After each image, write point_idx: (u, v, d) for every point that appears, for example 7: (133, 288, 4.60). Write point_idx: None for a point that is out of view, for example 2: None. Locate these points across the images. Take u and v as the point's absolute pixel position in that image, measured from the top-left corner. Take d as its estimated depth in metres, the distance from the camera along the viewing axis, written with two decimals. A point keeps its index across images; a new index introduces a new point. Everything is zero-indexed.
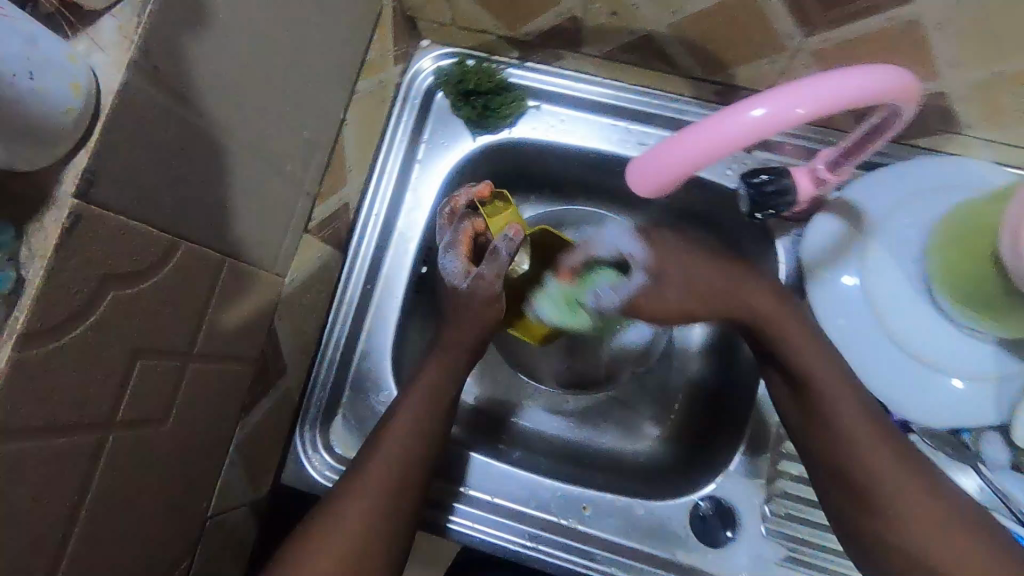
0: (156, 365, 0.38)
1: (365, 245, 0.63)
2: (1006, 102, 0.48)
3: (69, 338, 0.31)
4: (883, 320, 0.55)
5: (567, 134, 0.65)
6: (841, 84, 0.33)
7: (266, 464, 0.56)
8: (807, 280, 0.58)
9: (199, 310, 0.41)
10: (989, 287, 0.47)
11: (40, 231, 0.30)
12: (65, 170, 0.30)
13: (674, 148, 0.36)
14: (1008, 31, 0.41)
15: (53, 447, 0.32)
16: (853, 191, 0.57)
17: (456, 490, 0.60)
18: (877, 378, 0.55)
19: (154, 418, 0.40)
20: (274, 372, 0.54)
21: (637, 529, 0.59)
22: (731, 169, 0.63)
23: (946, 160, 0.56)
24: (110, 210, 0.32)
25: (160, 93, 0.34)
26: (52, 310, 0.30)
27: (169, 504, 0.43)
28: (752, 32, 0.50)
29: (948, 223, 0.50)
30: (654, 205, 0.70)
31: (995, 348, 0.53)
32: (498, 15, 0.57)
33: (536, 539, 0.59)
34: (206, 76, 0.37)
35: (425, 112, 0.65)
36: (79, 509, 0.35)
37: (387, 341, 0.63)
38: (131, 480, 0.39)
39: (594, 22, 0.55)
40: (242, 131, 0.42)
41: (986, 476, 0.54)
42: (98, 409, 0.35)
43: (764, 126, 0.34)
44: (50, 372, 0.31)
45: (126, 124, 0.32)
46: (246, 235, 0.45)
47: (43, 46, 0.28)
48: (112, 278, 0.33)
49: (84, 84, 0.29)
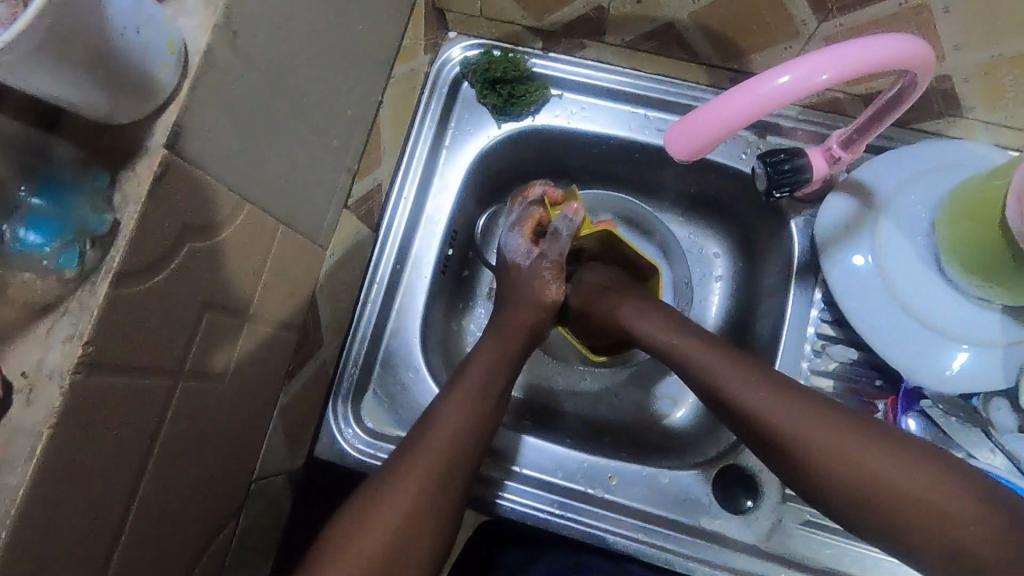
0: (218, 320, 0.40)
1: (395, 227, 0.65)
2: (1006, 84, 0.52)
3: (154, 281, 0.34)
4: (895, 292, 0.57)
5: (588, 121, 0.67)
6: (858, 53, 0.37)
7: (303, 433, 0.58)
8: (822, 257, 0.60)
9: (254, 272, 0.43)
10: (996, 255, 0.50)
11: (133, 178, 0.32)
12: (157, 123, 0.33)
13: (710, 113, 0.39)
14: (1009, 13, 0.45)
15: (135, 387, 0.34)
16: (863, 172, 0.60)
17: (485, 462, 0.62)
18: (889, 349, 0.57)
19: (213, 372, 0.42)
20: (312, 343, 0.56)
21: (662, 497, 0.61)
22: (746, 153, 0.65)
23: (949, 142, 0.60)
24: (191, 164, 0.35)
25: (234, 59, 0.36)
26: (141, 254, 0.32)
27: (220, 460, 0.45)
28: (769, 19, 0.53)
29: (955, 197, 0.54)
30: (669, 190, 0.73)
31: (1001, 316, 0.56)
32: (526, 6, 0.60)
33: (564, 507, 0.61)
34: (271, 48, 0.40)
35: (451, 100, 0.67)
36: (151, 451, 0.37)
37: (416, 320, 0.64)
38: (191, 431, 0.41)
39: (617, 11, 0.58)
40: (296, 104, 0.45)
41: (997, 439, 0.56)
42: (170, 356, 0.37)
43: (791, 92, 0.37)
44: (138, 312, 0.33)
45: (207, 85, 0.34)
46: (294, 205, 0.48)
47: (147, 6, 0.30)
48: (190, 229, 0.35)
49: (176, 43, 0.32)
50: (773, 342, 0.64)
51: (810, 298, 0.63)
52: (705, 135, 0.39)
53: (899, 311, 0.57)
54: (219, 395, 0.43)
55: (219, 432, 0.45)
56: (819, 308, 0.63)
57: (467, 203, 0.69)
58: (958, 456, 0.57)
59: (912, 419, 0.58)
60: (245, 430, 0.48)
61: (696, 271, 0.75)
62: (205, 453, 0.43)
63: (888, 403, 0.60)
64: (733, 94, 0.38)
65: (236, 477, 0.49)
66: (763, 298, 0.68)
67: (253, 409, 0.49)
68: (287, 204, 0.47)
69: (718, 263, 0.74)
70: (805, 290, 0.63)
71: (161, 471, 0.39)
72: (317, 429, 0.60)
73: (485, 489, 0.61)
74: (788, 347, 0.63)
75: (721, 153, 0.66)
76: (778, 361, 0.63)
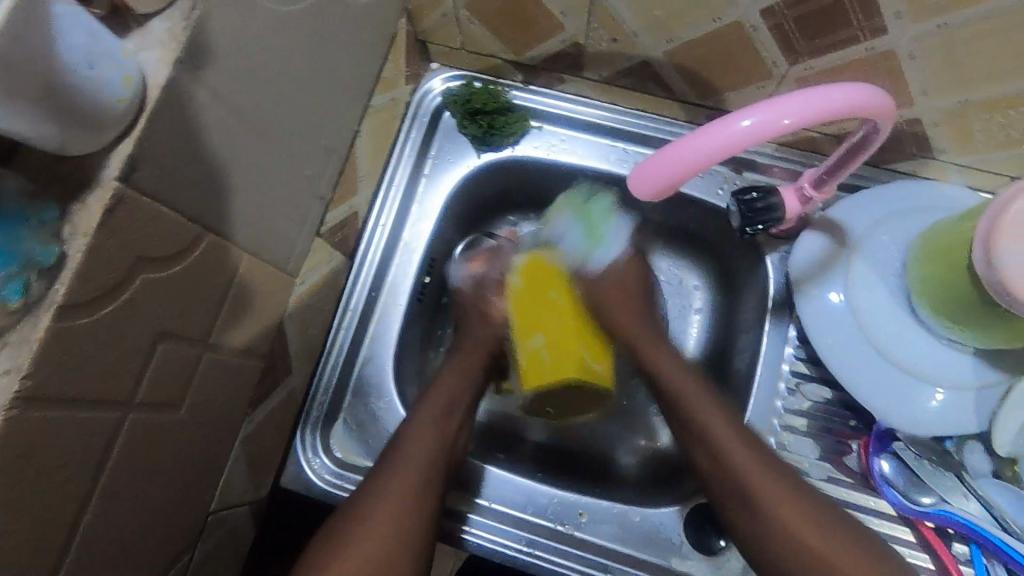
0: (175, 350, 0.40)
1: (371, 255, 0.65)
2: (974, 128, 0.52)
3: (103, 313, 0.33)
4: (868, 332, 0.57)
5: (567, 153, 0.68)
6: (821, 99, 0.37)
7: (268, 462, 0.57)
8: (796, 294, 0.60)
9: (216, 303, 0.43)
10: (967, 299, 0.49)
11: (83, 210, 0.32)
12: (111, 156, 0.33)
13: (674, 156, 0.39)
14: (970, 60, 0.45)
15: (78, 421, 0.34)
16: (837, 210, 0.60)
17: (455, 496, 0.61)
18: (864, 389, 0.57)
19: (169, 402, 0.41)
20: (281, 371, 0.56)
21: (633, 536, 0.59)
22: (723, 188, 0.66)
23: (922, 183, 0.60)
24: (148, 196, 0.34)
25: (197, 90, 0.36)
26: (89, 286, 0.32)
27: (173, 490, 0.45)
28: (743, 60, 0.54)
29: (924, 240, 0.54)
30: (649, 224, 0.73)
31: (972, 359, 0.55)
32: (505, 40, 0.61)
33: (533, 545, 0.59)
34: (235, 81, 0.40)
35: (432, 129, 0.68)
36: (96, 484, 0.37)
37: (389, 349, 0.64)
38: (142, 460, 0.40)
39: (595, 48, 0.59)
40: (264, 135, 0.45)
41: (970, 484, 0.56)
42: (120, 388, 0.36)
43: (754, 135, 0.37)
44: (84, 344, 0.33)
45: (166, 118, 0.35)
46: (259, 232, 0.47)
47: (103, 41, 0.31)
48: (143, 260, 0.35)
49: (134, 77, 0.32)
50: (749, 380, 0.63)
51: (785, 335, 0.63)
52: (668, 176, 0.39)
53: (870, 350, 0.57)
54: (175, 426, 0.43)
55: (174, 464, 0.44)
56: (794, 345, 0.62)
57: (445, 232, 0.69)
58: (930, 500, 0.56)
59: (885, 460, 0.58)
60: (203, 460, 0.48)
61: (675, 303, 0.74)
62: (158, 485, 0.43)
63: (861, 443, 0.60)
64: (696, 136, 0.38)
65: (193, 510, 0.48)
66: (740, 332, 0.68)
67: (214, 438, 0.48)
68: (254, 233, 0.47)
69: (697, 294, 0.74)
70: (780, 327, 0.63)
71: (108, 504, 0.38)
72: (283, 458, 0.59)
73: (451, 522, 0.60)
74: (762, 384, 0.62)
75: (698, 187, 0.66)
76: (753, 394, 0.62)
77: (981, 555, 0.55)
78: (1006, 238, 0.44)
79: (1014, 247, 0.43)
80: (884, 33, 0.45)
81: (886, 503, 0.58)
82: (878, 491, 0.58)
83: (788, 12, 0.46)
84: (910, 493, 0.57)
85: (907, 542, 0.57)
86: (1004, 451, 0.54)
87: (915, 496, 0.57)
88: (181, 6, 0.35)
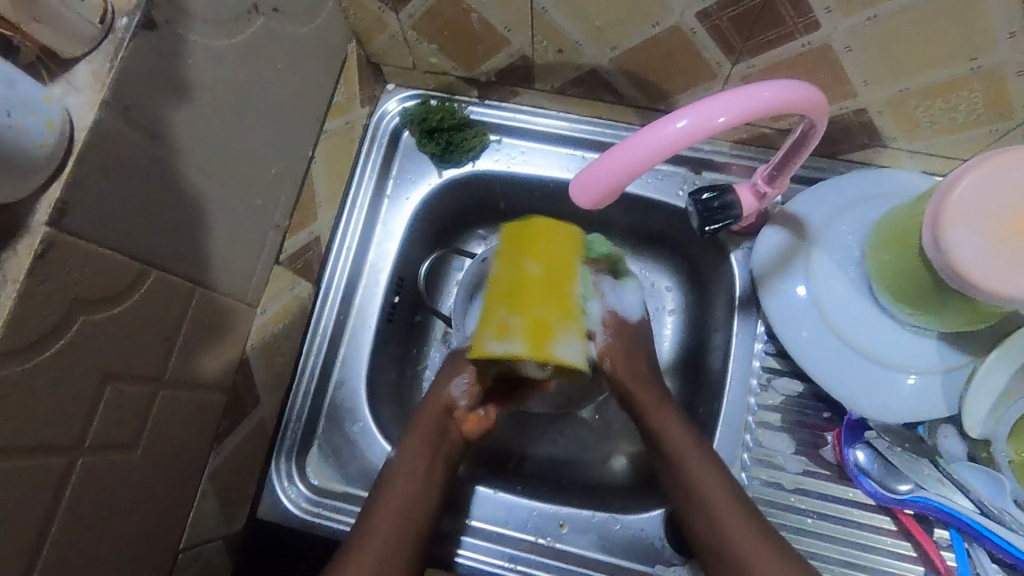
0: (126, 389, 0.40)
1: (337, 278, 0.65)
2: (920, 115, 0.53)
3: (41, 359, 0.33)
4: (833, 323, 0.57)
5: (528, 164, 0.68)
6: (756, 95, 0.38)
7: (241, 494, 0.56)
8: (762, 290, 0.60)
9: (169, 337, 0.43)
10: (923, 283, 0.49)
11: (13, 256, 0.32)
12: (41, 201, 0.33)
13: (615, 160, 0.39)
14: (902, 47, 0.46)
15: (24, 467, 0.34)
16: (796, 204, 0.60)
17: (491, 532, 0.60)
18: (834, 380, 0.57)
19: (126, 439, 0.41)
20: (247, 402, 0.55)
21: (615, 544, 0.59)
22: (683, 189, 0.66)
23: (878, 172, 0.60)
24: (82, 239, 0.34)
25: (133, 131, 0.37)
26: (24, 333, 0.32)
27: (140, 525, 0.44)
28: (687, 62, 0.54)
29: (880, 227, 0.54)
30: (617, 230, 0.73)
31: (938, 344, 0.55)
32: (454, 57, 0.62)
33: (514, 560, 0.59)
34: (176, 120, 0.40)
35: (392, 150, 0.68)
36: (49, 529, 0.36)
37: (361, 371, 0.64)
38: (98, 500, 0.40)
39: (542, 60, 0.59)
40: (212, 167, 0.45)
41: (944, 467, 0.56)
42: (68, 431, 0.36)
43: (690, 134, 0.38)
44: (26, 387, 0.33)
45: (99, 159, 0.35)
46: (213, 264, 0.47)
47: (21, 89, 0.31)
48: (82, 302, 0.35)
49: (58, 122, 0.32)
50: (722, 379, 0.63)
51: (754, 330, 0.63)
52: (610, 179, 0.39)
53: (837, 341, 0.57)
54: (132, 467, 0.42)
55: (136, 505, 0.44)
56: (763, 340, 0.63)
57: (411, 253, 0.69)
58: (908, 487, 0.56)
59: (860, 450, 0.58)
60: (168, 500, 0.47)
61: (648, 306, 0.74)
62: (117, 527, 0.42)
63: (835, 434, 0.59)
64: (636, 139, 0.38)
65: (159, 551, 0.47)
66: (713, 331, 0.67)
67: (179, 476, 0.48)
68: (206, 265, 0.46)
69: (669, 296, 0.73)
70: (748, 322, 0.63)
71: (64, 550, 0.38)
72: (259, 487, 0.59)
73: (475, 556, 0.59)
74: (734, 381, 0.62)
75: (658, 190, 0.67)
76: (726, 394, 0.62)
77: (961, 540, 0.55)
78: (953, 220, 0.44)
79: (960, 230, 0.44)
80: (817, 28, 0.46)
81: (863, 493, 0.58)
82: (854, 481, 0.58)
83: (723, 13, 0.47)
84: (886, 481, 0.56)
85: (887, 531, 0.57)
86: (976, 434, 0.54)
87: (892, 484, 0.56)
88: (107, 49, 0.35)
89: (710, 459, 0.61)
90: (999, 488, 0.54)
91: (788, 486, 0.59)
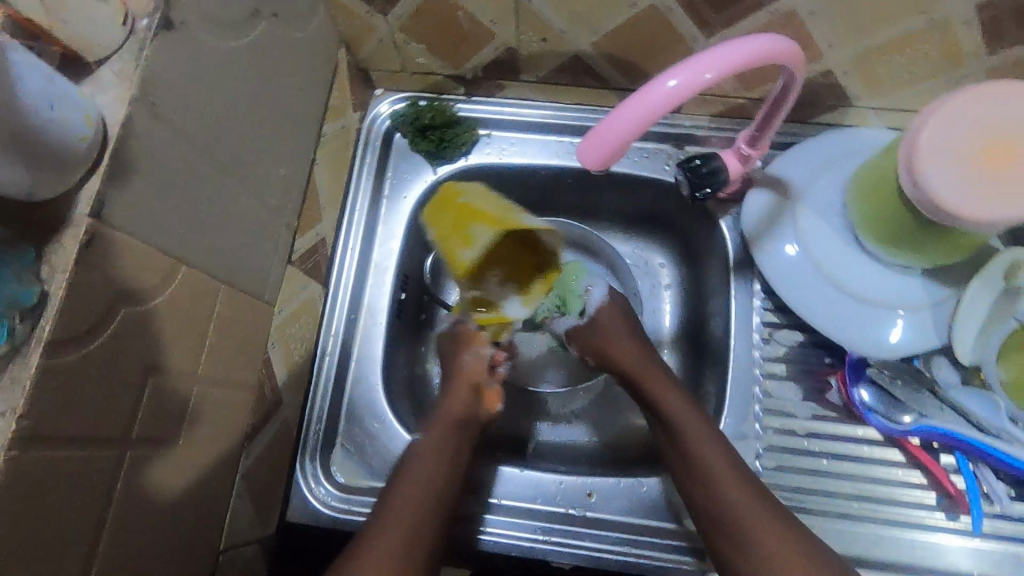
0: (165, 384, 0.40)
1: (345, 279, 0.66)
2: (882, 71, 0.57)
3: (89, 350, 0.34)
4: (824, 271, 0.61)
5: (518, 154, 0.71)
6: (734, 51, 0.41)
7: (271, 497, 0.56)
8: (755, 249, 0.63)
9: (200, 333, 0.43)
10: (904, 221, 0.53)
11: (59, 248, 0.33)
12: (80, 195, 0.34)
13: (612, 123, 0.41)
14: (861, 6, 0.50)
15: (78, 459, 0.34)
16: (776, 166, 0.64)
17: (521, 509, 0.61)
18: (831, 326, 0.60)
19: (167, 434, 0.41)
20: (271, 402, 0.55)
21: (644, 506, 0.61)
22: (668, 164, 0.69)
23: (849, 130, 0.64)
24: (121, 231, 0.35)
25: (160, 128, 0.38)
26: (75, 323, 0.33)
27: (183, 526, 0.44)
28: (665, 40, 0.58)
29: (857, 177, 0.58)
30: (608, 212, 0.76)
31: (922, 281, 0.59)
32: (442, 56, 0.64)
33: (547, 532, 0.60)
34: (195, 119, 0.42)
35: (386, 151, 0.70)
36: (103, 524, 0.36)
37: (376, 368, 0.64)
38: (144, 497, 0.40)
39: (528, 50, 0.62)
40: (228, 168, 0.46)
41: (944, 395, 0.59)
42: (116, 424, 0.37)
43: (681, 93, 0.40)
44: (78, 377, 0.33)
45: (132, 153, 0.36)
46: (234, 263, 0.48)
47: (59, 84, 0.32)
48: (123, 294, 0.36)
49: (94, 116, 0.34)
50: (725, 339, 0.66)
51: (752, 289, 0.66)
52: (610, 143, 0.41)
53: (830, 288, 0.61)
54: (173, 464, 0.43)
55: (180, 504, 0.44)
56: (761, 298, 0.66)
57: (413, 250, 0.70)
58: (911, 418, 0.59)
59: (863, 389, 0.61)
60: (207, 500, 0.47)
61: (645, 282, 0.76)
62: (162, 525, 0.42)
63: (838, 377, 0.62)
64: (630, 102, 0.41)
65: (201, 553, 0.47)
66: (711, 297, 0.70)
67: (215, 475, 0.48)
68: (228, 262, 0.47)
69: (664, 272, 0.76)
70: (745, 282, 0.67)
71: (117, 547, 0.38)
72: (287, 490, 0.59)
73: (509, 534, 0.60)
74: (739, 340, 0.65)
75: (645, 167, 0.70)
76: (731, 352, 0.65)
77: (967, 462, 0.58)
78: (926, 158, 0.47)
79: (935, 166, 0.47)
80: None
81: (872, 429, 0.61)
82: (863, 419, 0.61)
83: None
84: (891, 415, 0.60)
85: (898, 462, 0.60)
86: (966, 360, 0.58)
87: (897, 417, 0.60)
88: (131, 50, 0.37)
89: (725, 415, 0.63)
90: (994, 408, 0.58)
91: (801, 432, 0.62)
